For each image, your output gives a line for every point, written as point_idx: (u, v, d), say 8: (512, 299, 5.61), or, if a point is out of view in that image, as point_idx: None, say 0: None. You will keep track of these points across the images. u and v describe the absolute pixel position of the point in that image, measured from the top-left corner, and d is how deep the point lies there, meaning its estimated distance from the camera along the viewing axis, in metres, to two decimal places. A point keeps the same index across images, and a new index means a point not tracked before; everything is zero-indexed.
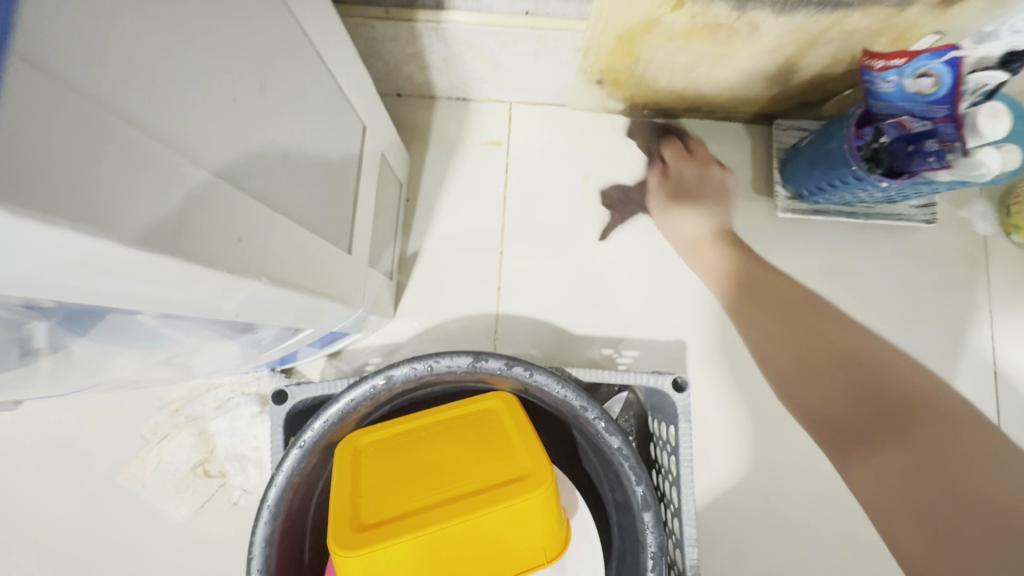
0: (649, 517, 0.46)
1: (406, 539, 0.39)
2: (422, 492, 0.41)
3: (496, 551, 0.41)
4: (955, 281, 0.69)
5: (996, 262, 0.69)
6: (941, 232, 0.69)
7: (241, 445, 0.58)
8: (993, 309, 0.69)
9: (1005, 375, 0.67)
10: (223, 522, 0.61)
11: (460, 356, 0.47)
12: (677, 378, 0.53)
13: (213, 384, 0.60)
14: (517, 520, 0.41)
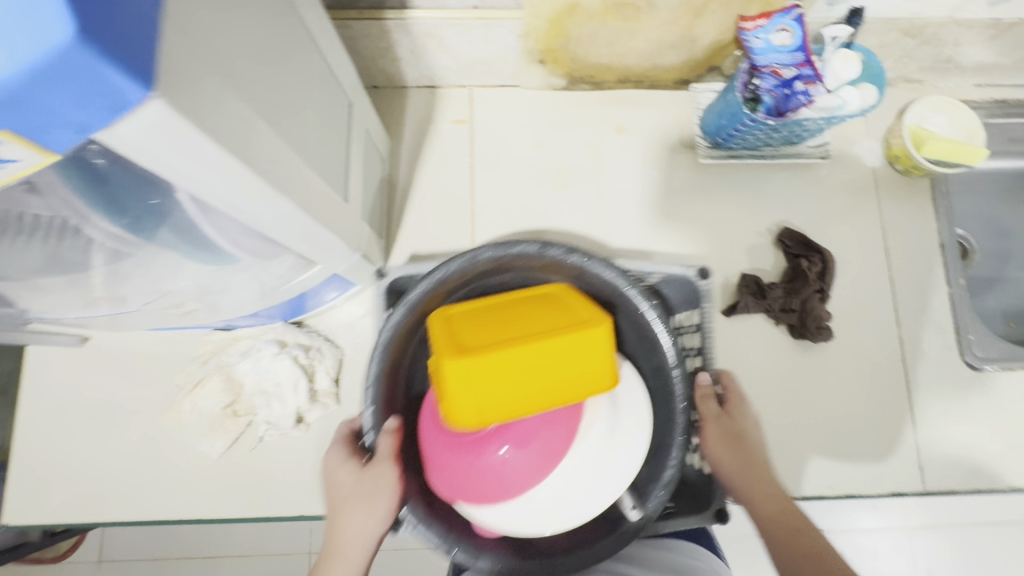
0: (678, 371, 0.60)
1: (499, 362, 0.49)
2: (507, 335, 0.52)
3: (564, 378, 0.51)
4: (854, 207, 0.83)
5: (885, 188, 0.83)
6: (838, 167, 0.83)
7: (265, 381, 0.69)
8: (886, 228, 0.83)
9: (900, 280, 0.81)
10: (251, 455, 0.71)
11: (530, 243, 0.61)
12: (703, 268, 0.70)
13: (237, 337, 0.72)
14: (583, 353, 0.51)
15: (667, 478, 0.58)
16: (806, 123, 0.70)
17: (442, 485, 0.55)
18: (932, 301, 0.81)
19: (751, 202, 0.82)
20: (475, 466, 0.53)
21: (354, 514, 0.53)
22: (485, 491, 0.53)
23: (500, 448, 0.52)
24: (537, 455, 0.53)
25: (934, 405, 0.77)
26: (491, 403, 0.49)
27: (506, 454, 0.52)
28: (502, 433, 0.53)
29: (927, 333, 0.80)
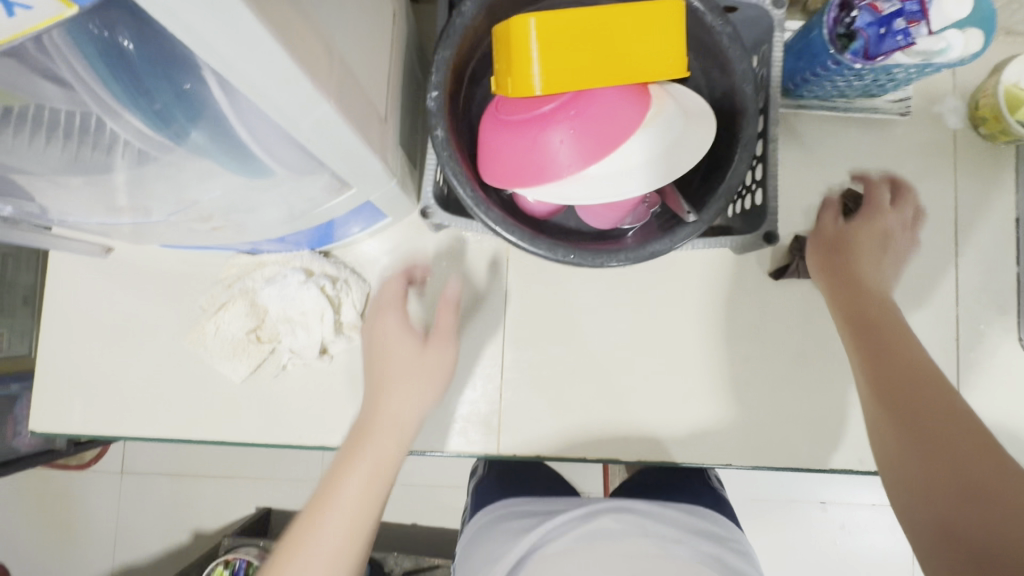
0: (749, 108, 0.59)
1: (572, 41, 0.54)
2: (580, 32, 0.54)
3: (638, 47, 0.55)
4: (928, 172, 0.76)
5: (964, 153, 0.76)
6: (915, 126, 0.76)
7: (291, 308, 0.67)
8: (959, 197, 0.76)
9: (967, 254, 0.75)
10: (274, 382, 0.70)
11: None
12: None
13: (261, 264, 0.69)
14: (657, 41, 0.55)
15: (725, 188, 0.58)
16: (895, 71, 0.62)
17: (503, 171, 0.58)
18: (999, 279, 0.75)
19: (813, 161, 0.76)
20: (536, 146, 0.56)
21: (398, 385, 0.61)
22: (543, 165, 0.56)
23: (559, 131, 0.55)
24: (597, 136, 0.55)
25: (985, 388, 0.73)
26: (560, 68, 0.54)
27: (564, 133, 0.55)
28: (564, 115, 0.56)
29: (986, 312, 0.75)
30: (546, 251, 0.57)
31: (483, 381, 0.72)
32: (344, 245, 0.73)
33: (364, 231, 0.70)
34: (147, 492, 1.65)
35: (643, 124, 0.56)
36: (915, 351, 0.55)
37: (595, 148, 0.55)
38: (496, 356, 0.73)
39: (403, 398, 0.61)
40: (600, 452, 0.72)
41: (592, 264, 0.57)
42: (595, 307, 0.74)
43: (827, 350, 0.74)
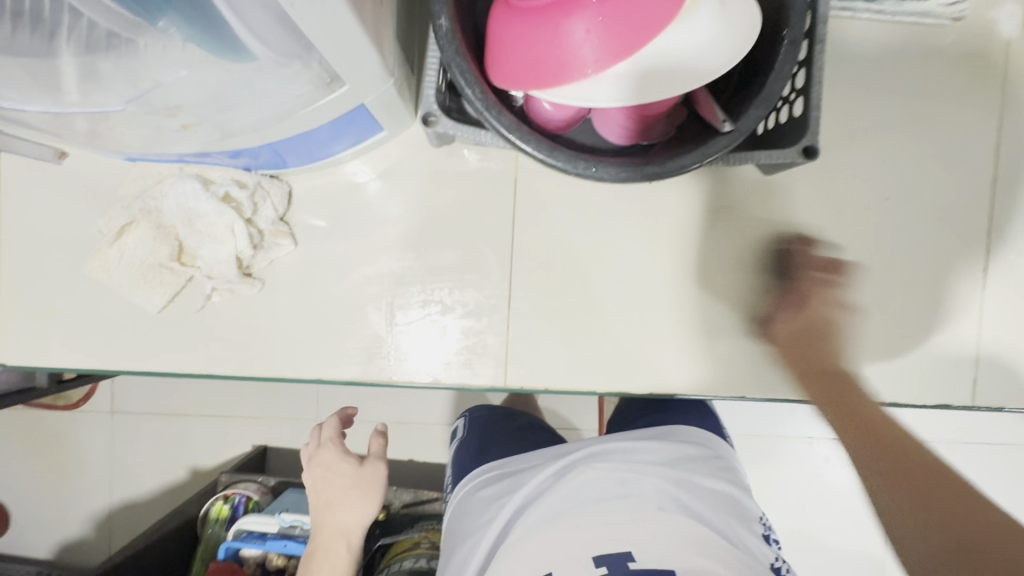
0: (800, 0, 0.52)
1: None
2: None
3: None
4: (974, 88, 0.70)
5: (1013, 66, 0.70)
6: (963, 35, 0.70)
7: (194, 219, 0.61)
8: (1002, 115, 0.70)
9: (1005, 178, 0.70)
10: (192, 315, 0.65)
11: None
12: None
13: (226, 195, 0.61)
14: None
15: (766, 94, 0.52)
16: None
17: (515, 67, 0.51)
18: None
19: (851, 79, 0.69)
20: (559, 40, 0.49)
21: (349, 499, 0.86)
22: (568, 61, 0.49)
23: (583, 24, 0.48)
24: (624, 33, 0.48)
25: (1010, 320, 0.70)
26: None
27: (592, 22, 0.48)
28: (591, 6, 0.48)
29: (1021, 245, 0.70)
30: (565, 164, 0.51)
31: (489, 312, 0.68)
32: (321, 167, 0.66)
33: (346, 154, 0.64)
34: (140, 432, 1.64)
35: (686, 10, 0.48)
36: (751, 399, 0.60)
37: (626, 43, 0.48)
38: (503, 286, 0.68)
39: (350, 509, 0.85)
40: (612, 386, 0.69)
41: (615, 178, 0.52)
42: (610, 235, 0.69)
43: (850, 281, 0.70)
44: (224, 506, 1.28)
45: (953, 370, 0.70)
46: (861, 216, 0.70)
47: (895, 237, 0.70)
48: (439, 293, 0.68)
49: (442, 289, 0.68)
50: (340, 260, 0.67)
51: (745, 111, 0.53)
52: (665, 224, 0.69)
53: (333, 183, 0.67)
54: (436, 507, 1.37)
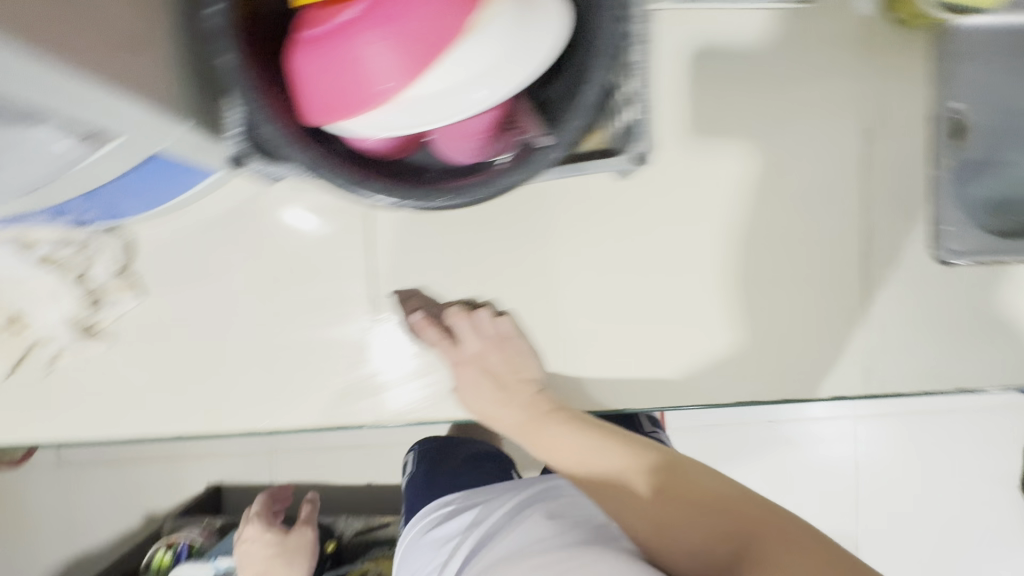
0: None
1: None
2: None
3: None
4: (833, 71, 0.68)
5: (871, 44, 0.68)
6: (818, 15, 0.67)
7: (20, 282, 0.62)
8: (866, 95, 0.68)
9: (875, 159, 0.69)
10: (37, 380, 0.64)
11: None
12: None
13: (47, 255, 0.61)
14: None
15: (585, 100, 0.50)
16: None
17: (316, 100, 0.48)
18: (910, 187, 0.69)
19: (708, 73, 0.67)
20: (356, 70, 0.46)
21: None
22: (362, 90, 0.46)
23: (373, 52, 0.45)
24: (419, 56, 0.45)
25: (893, 304, 0.70)
26: None
27: (378, 46, 0.45)
28: (380, 31, 0.44)
29: (898, 227, 0.69)
30: (378, 194, 0.48)
31: (358, 347, 0.66)
32: (160, 215, 0.63)
33: (185, 199, 0.61)
34: (85, 486, 1.60)
35: (473, 25, 0.46)
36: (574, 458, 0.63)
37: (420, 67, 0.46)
38: (370, 318, 0.66)
39: None
40: (495, 410, 0.67)
41: (434, 203, 0.49)
42: (481, 257, 0.67)
43: (730, 280, 0.69)
44: (165, 555, 1.27)
45: (840, 360, 0.70)
46: (736, 212, 0.69)
47: (772, 231, 0.69)
48: (306, 333, 0.66)
49: (306, 328, 0.66)
50: (198, 309, 0.65)
51: (565, 118, 0.51)
52: (536, 240, 0.68)
53: (179, 229, 0.64)
54: (388, 530, 1.35)
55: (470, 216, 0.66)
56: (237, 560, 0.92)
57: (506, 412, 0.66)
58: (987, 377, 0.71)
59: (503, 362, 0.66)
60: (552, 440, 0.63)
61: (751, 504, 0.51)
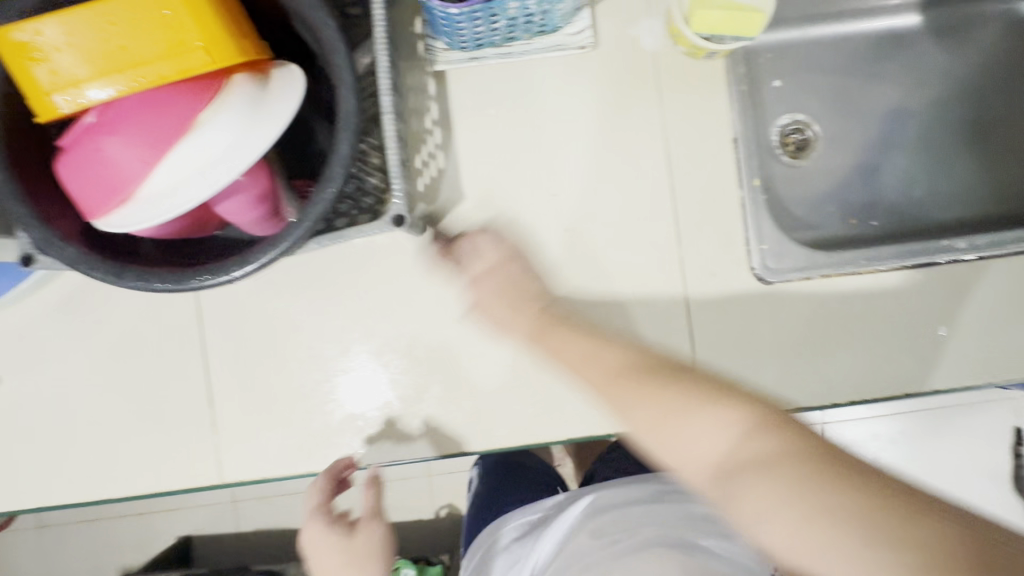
0: (346, 80, 0.54)
1: (103, 42, 0.46)
2: (113, 36, 0.46)
3: (187, 31, 0.48)
4: (632, 106, 0.69)
5: (667, 76, 0.69)
6: (609, 55, 0.69)
7: None
8: (667, 127, 0.69)
9: (683, 188, 0.69)
10: None
11: None
12: None
13: None
14: (206, 15, 0.48)
15: (332, 178, 0.54)
16: (502, 13, 0.58)
17: (78, 203, 0.52)
18: (724, 211, 0.69)
19: (507, 123, 0.69)
20: (101, 172, 0.50)
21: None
22: (110, 188, 0.50)
23: (112, 154, 0.50)
24: (152, 150, 0.50)
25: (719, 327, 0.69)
26: (106, 82, 0.47)
27: (116, 151, 0.50)
28: (114, 136, 0.49)
29: (713, 250, 0.70)
30: (138, 284, 0.52)
31: (190, 416, 0.69)
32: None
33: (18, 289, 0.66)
34: None
35: (199, 122, 0.50)
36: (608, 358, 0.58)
37: (153, 157, 0.50)
38: (201, 388, 0.69)
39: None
40: (328, 465, 0.69)
41: (193, 286, 0.53)
42: (299, 317, 0.69)
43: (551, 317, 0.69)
44: None
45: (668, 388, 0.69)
46: (547, 250, 0.69)
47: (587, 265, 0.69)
48: (140, 404, 0.69)
49: (141, 402, 0.69)
50: (40, 389, 0.69)
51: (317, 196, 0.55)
52: (352, 298, 0.69)
53: (19, 318, 0.69)
54: None
55: (287, 282, 0.69)
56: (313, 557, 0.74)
57: (513, 325, 0.67)
58: (821, 390, 0.70)
59: (515, 279, 0.68)
60: (622, 394, 0.54)
61: (752, 411, 0.47)
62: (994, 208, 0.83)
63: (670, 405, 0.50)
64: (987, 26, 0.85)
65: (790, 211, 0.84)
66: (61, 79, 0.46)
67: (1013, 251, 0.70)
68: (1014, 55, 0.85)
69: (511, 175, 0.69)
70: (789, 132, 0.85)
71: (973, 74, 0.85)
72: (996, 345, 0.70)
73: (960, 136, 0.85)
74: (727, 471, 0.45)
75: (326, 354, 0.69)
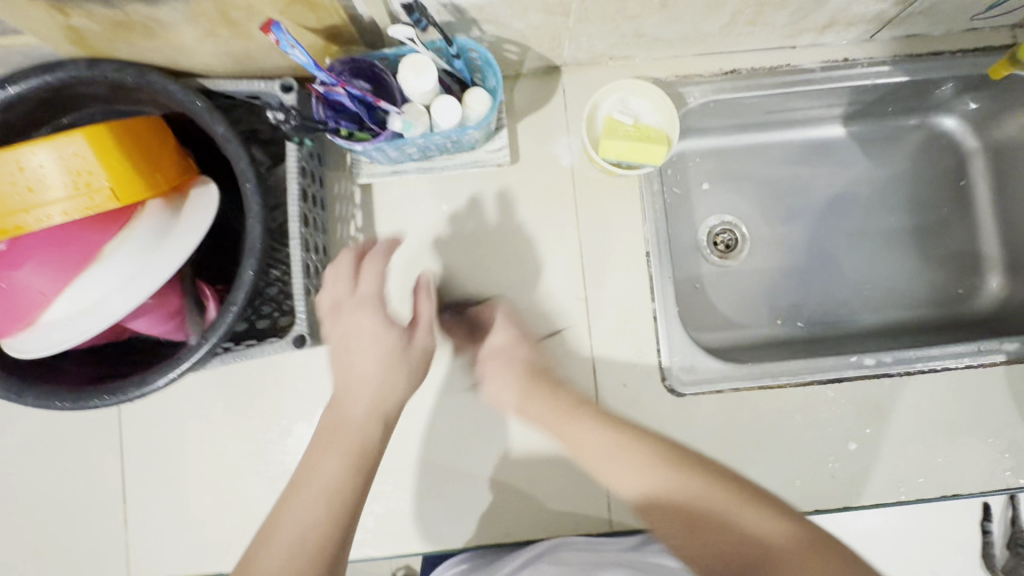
0: (253, 209, 0.57)
1: (9, 186, 0.49)
2: (19, 180, 0.49)
3: (93, 176, 0.51)
4: (550, 218, 0.72)
5: (584, 191, 0.72)
6: (528, 170, 0.72)
7: None
8: (583, 240, 0.72)
9: (597, 300, 0.72)
10: None
11: (75, 65, 0.56)
12: (284, 82, 0.57)
13: None
14: (112, 160, 0.51)
15: (233, 304, 0.56)
16: (411, 146, 0.61)
17: None
18: (637, 322, 0.71)
19: (429, 232, 0.72)
20: (6, 300, 0.52)
21: (378, 376, 0.57)
22: (14, 314, 0.53)
23: (16, 283, 0.52)
24: (54, 283, 0.52)
25: None
26: (11, 221, 0.50)
27: (18, 280, 0.52)
28: (18, 268, 0.51)
29: (627, 360, 0.71)
30: (37, 403, 0.54)
31: (104, 511, 0.69)
32: None
33: None
34: None
35: (103, 254, 0.53)
36: (630, 464, 0.54)
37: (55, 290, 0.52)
38: (116, 484, 0.69)
39: (381, 384, 0.57)
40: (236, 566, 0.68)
41: (89, 404, 0.55)
42: (216, 417, 0.70)
43: (465, 420, 0.70)
44: None
45: (582, 498, 0.70)
46: (463, 354, 0.71)
47: None
48: (56, 501, 0.69)
49: (55, 496, 0.69)
50: None
51: (219, 318, 0.57)
52: (269, 398, 0.70)
53: None
54: None
55: (206, 383, 0.70)
56: (336, 320, 0.59)
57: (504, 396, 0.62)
58: None
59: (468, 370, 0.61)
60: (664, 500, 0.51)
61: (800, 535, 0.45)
62: (917, 313, 0.86)
63: (673, 471, 0.52)
64: (911, 137, 0.88)
65: (718, 310, 0.86)
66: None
67: (927, 369, 0.72)
68: (935, 167, 0.88)
69: (430, 282, 0.72)
70: (718, 233, 0.88)
71: (897, 183, 0.88)
72: (906, 461, 0.71)
73: (886, 242, 0.88)
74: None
75: (241, 453, 0.70)
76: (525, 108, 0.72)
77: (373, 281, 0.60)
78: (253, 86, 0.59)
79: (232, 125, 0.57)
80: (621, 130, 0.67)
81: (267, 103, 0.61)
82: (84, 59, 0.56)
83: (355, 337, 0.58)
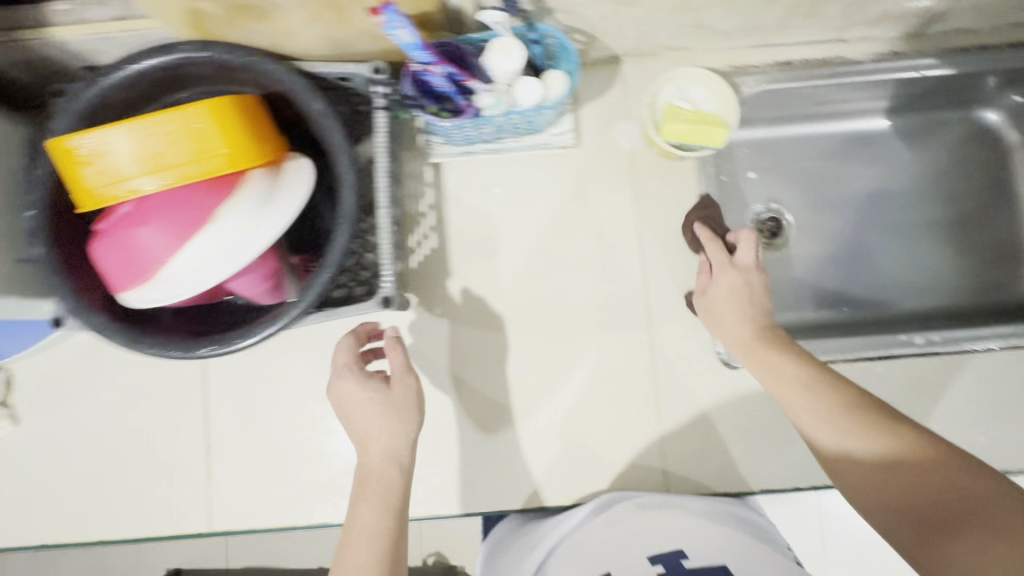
0: (347, 179, 0.62)
1: (143, 149, 0.55)
2: (152, 144, 0.55)
3: (214, 143, 0.56)
4: (610, 198, 0.76)
5: (642, 172, 0.76)
6: (590, 153, 0.76)
7: None
8: (642, 218, 0.76)
9: (654, 275, 0.75)
10: None
11: (192, 46, 0.61)
12: (376, 66, 0.63)
13: None
14: (231, 129, 0.57)
15: (328, 266, 0.61)
16: (488, 125, 0.66)
17: (107, 277, 0.59)
18: None
19: (496, 209, 0.76)
20: (129, 255, 0.57)
21: (380, 433, 0.59)
22: (135, 269, 0.58)
23: (140, 240, 0.57)
24: (174, 240, 0.57)
25: (685, 408, 0.74)
26: (142, 181, 0.55)
27: (143, 237, 0.57)
28: (145, 226, 0.57)
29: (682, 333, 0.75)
30: (151, 350, 0.59)
31: (189, 464, 0.74)
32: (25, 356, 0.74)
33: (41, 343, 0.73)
34: None
35: (215, 215, 0.58)
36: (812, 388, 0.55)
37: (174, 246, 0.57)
38: (201, 439, 0.74)
39: (383, 438, 0.59)
40: (311, 519, 0.72)
41: (195, 354, 0.60)
42: (294, 378, 0.75)
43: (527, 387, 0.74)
44: None
45: (639, 463, 0.73)
46: (526, 324, 0.75)
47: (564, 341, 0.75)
48: (145, 454, 0.74)
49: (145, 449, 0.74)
50: (53, 432, 0.75)
51: (314, 278, 0.61)
52: None
53: (43, 367, 0.75)
54: None
55: (286, 346, 0.75)
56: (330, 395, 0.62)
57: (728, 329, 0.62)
58: (787, 472, 0.73)
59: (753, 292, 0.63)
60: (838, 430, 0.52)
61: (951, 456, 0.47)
62: (959, 300, 0.88)
63: (862, 419, 0.51)
64: (953, 130, 0.91)
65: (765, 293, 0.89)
66: (104, 178, 0.55)
67: (971, 348, 0.74)
68: (977, 159, 0.90)
69: (496, 256, 0.76)
70: (763, 220, 0.91)
71: (939, 174, 0.91)
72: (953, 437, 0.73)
73: (927, 232, 0.90)
74: (932, 522, 0.44)
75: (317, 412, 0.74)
76: (588, 94, 0.77)
77: (346, 351, 0.63)
78: (346, 68, 0.64)
79: (329, 103, 0.62)
80: (681, 115, 0.71)
81: (357, 84, 0.66)
82: (199, 40, 0.61)
83: (350, 408, 0.60)
